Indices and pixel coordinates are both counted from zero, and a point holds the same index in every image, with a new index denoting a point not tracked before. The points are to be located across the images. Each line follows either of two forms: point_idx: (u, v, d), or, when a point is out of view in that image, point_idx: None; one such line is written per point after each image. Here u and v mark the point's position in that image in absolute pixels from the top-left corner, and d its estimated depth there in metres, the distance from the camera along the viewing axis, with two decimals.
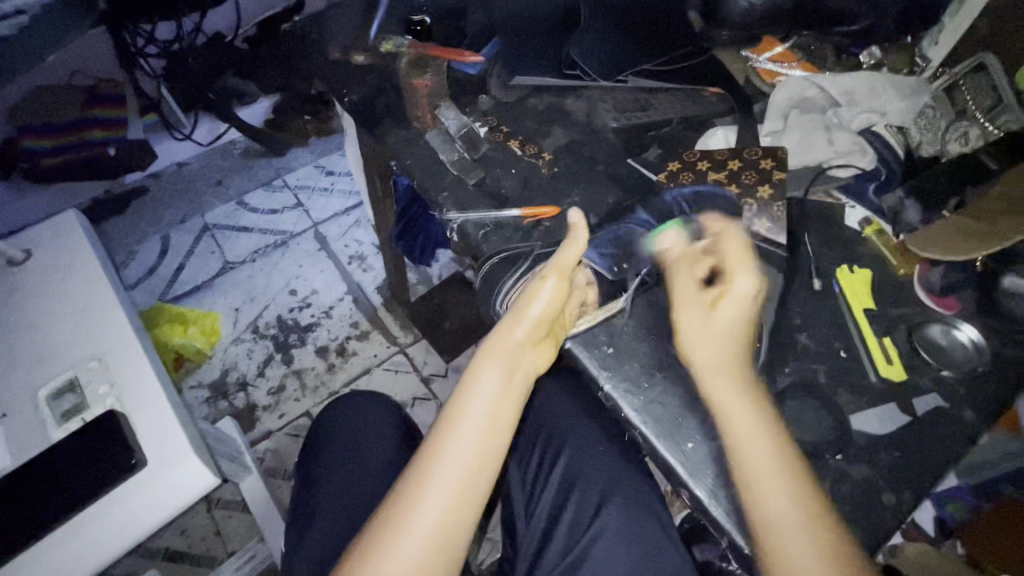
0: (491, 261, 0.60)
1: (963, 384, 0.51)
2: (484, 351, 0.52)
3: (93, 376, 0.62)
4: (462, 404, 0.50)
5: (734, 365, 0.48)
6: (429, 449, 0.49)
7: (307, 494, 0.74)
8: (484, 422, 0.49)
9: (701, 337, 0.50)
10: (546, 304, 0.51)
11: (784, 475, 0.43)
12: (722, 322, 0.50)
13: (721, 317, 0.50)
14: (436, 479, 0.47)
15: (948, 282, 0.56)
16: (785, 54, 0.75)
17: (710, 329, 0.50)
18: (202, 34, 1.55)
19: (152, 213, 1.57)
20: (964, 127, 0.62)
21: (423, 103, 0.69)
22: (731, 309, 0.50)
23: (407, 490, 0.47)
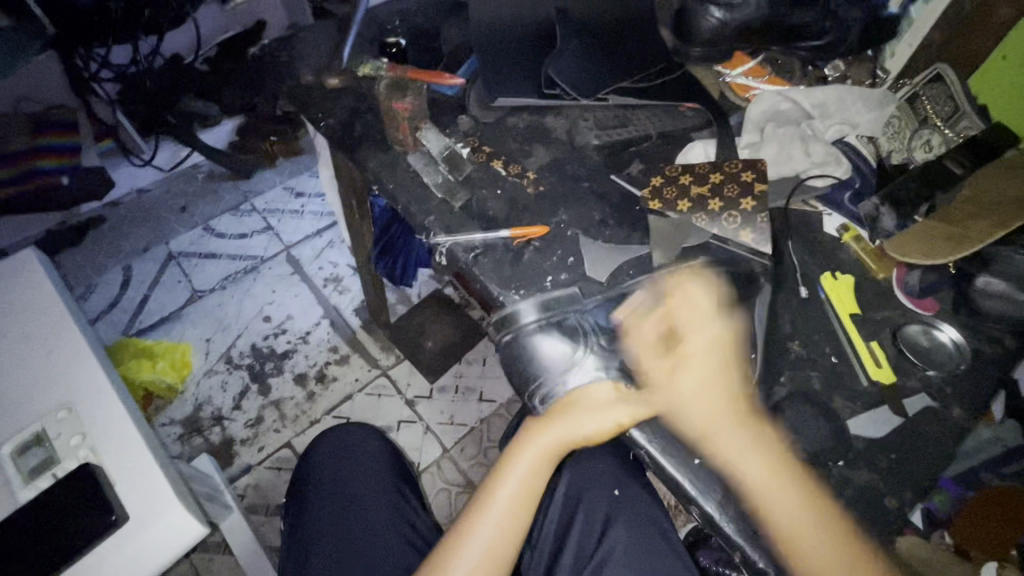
0: (529, 338, 0.49)
1: (948, 382, 0.53)
2: (531, 440, 0.50)
3: (64, 428, 0.58)
4: (500, 476, 0.51)
5: (727, 417, 0.48)
6: (465, 514, 0.51)
7: (299, 535, 0.71)
8: (518, 497, 0.50)
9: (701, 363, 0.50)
10: (602, 429, 0.48)
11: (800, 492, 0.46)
12: (690, 380, 0.49)
13: (696, 366, 0.50)
14: (468, 544, 0.49)
15: (926, 284, 0.58)
16: (756, 68, 0.76)
17: (710, 357, 0.50)
18: (160, 57, 1.49)
19: (112, 244, 1.51)
20: (926, 135, 0.66)
21: (403, 126, 0.68)
22: (693, 368, 0.49)
23: (443, 550, 0.50)
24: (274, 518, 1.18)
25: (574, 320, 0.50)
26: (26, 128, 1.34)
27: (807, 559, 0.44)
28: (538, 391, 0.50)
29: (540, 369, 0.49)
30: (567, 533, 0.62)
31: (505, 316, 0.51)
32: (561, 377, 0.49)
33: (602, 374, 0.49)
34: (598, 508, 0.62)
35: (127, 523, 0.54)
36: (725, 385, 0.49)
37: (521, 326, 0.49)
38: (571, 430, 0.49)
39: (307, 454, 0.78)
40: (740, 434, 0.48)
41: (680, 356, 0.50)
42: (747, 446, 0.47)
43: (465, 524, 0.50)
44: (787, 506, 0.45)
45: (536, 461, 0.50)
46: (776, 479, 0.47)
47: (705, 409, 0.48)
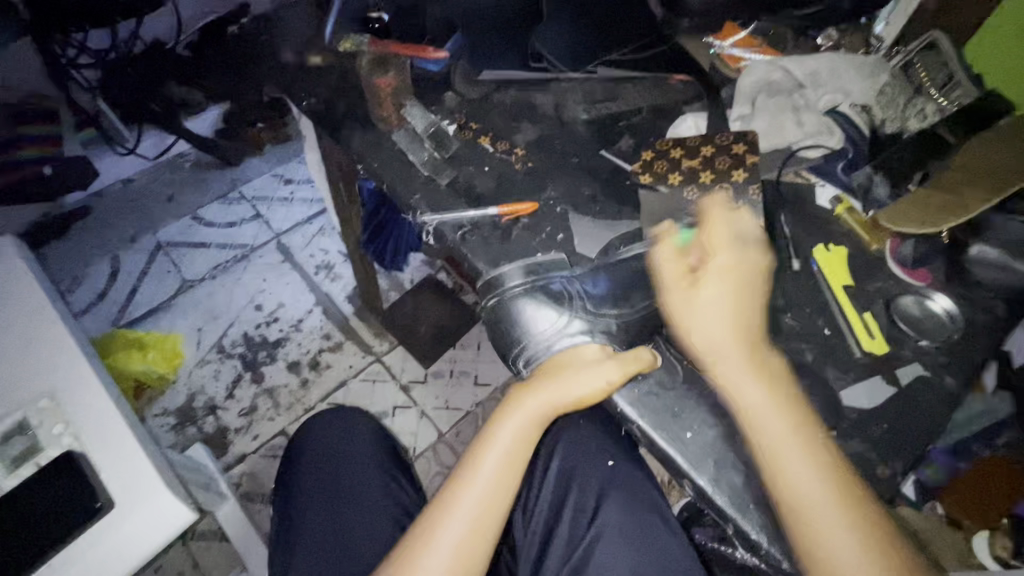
0: (513, 301, 0.51)
1: (942, 351, 0.53)
2: (519, 404, 0.52)
3: (46, 416, 0.57)
4: (489, 441, 0.52)
5: (743, 343, 0.47)
6: (453, 481, 0.52)
7: (287, 519, 0.70)
8: (504, 460, 0.52)
9: (705, 310, 0.48)
10: (593, 389, 0.48)
11: (810, 452, 0.44)
12: (710, 300, 0.48)
13: (722, 283, 0.49)
14: (455, 509, 0.51)
15: (919, 254, 0.57)
16: (748, 40, 0.75)
17: (709, 309, 0.48)
18: (141, 42, 1.43)
19: (99, 236, 1.48)
20: (921, 104, 0.64)
21: (388, 102, 0.67)
22: (717, 284, 0.48)
23: (430, 515, 0.51)
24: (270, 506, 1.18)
25: (557, 282, 0.51)
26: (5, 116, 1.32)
27: (802, 493, 0.43)
28: (522, 353, 0.52)
29: (524, 330, 0.51)
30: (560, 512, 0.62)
31: (490, 280, 0.52)
32: (545, 339, 0.51)
33: (588, 336, 0.50)
34: (591, 486, 0.61)
35: (114, 509, 0.53)
36: (743, 313, 0.48)
37: (502, 292, 0.51)
38: (558, 392, 0.50)
39: (299, 436, 0.78)
40: (746, 362, 0.47)
41: (702, 276, 0.49)
42: (749, 374, 0.46)
43: (453, 490, 0.51)
44: (795, 451, 0.44)
45: (523, 425, 0.52)
46: None
47: (720, 330, 0.47)
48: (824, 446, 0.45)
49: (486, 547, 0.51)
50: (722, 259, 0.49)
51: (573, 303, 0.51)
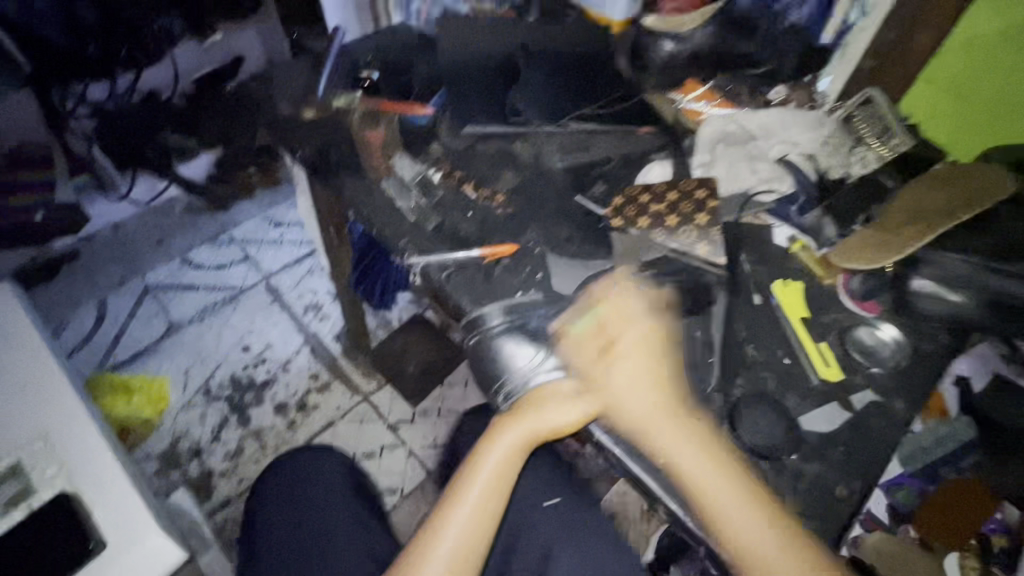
0: (496, 340, 0.55)
1: (891, 378, 0.58)
2: (504, 433, 0.53)
3: (39, 459, 0.58)
4: (473, 470, 0.54)
5: (668, 413, 0.52)
6: (439, 510, 0.54)
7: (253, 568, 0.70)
8: (488, 488, 0.53)
9: (624, 385, 0.53)
10: (570, 421, 0.52)
11: (743, 501, 0.48)
12: (625, 380, 0.53)
13: (639, 358, 0.54)
14: (440, 538, 0.52)
15: (868, 287, 0.62)
16: (706, 94, 0.81)
17: (633, 381, 0.53)
18: (138, 92, 1.41)
19: (89, 279, 1.53)
20: (863, 152, 0.72)
21: (378, 155, 0.73)
22: (622, 367, 0.53)
23: (415, 544, 0.53)
24: None
25: (537, 323, 0.56)
26: None
27: (741, 540, 0.47)
28: (503, 386, 0.55)
29: (506, 367, 0.54)
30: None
31: (472, 320, 0.57)
32: (525, 375, 0.54)
33: (564, 373, 0.54)
34: None
35: (106, 550, 0.54)
36: (663, 390, 0.53)
37: (488, 332, 0.55)
38: (537, 424, 0.52)
39: (264, 476, 0.78)
40: (686, 430, 0.51)
41: (614, 354, 0.54)
42: (686, 441, 0.50)
43: (438, 519, 0.53)
44: (729, 500, 0.48)
45: (507, 453, 0.53)
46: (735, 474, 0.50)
47: (641, 407, 0.52)
48: (752, 485, 0.49)
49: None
50: (636, 330, 0.55)
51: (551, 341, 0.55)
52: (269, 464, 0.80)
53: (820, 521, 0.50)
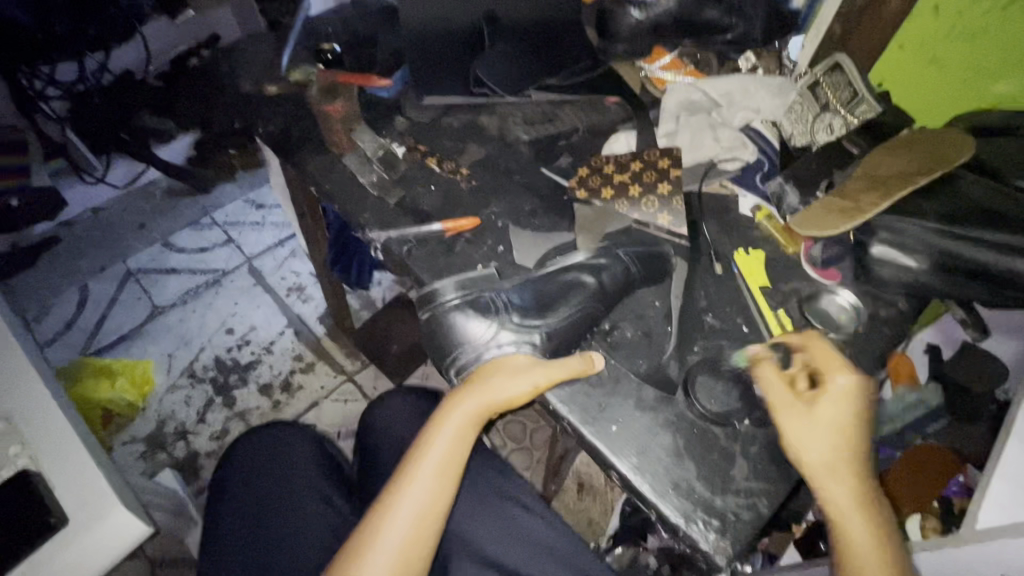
0: (446, 315, 0.54)
1: (848, 343, 0.58)
2: (455, 405, 0.53)
3: (1, 439, 0.58)
4: (427, 443, 0.53)
5: (847, 470, 0.47)
6: (392, 484, 0.52)
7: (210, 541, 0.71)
8: (441, 462, 0.52)
9: (809, 437, 0.47)
10: (521, 392, 0.51)
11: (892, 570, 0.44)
12: (836, 428, 0.47)
13: (824, 414, 0.48)
14: (395, 511, 0.50)
15: (827, 256, 0.63)
16: (674, 62, 0.81)
17: (819, 433, 0.47)
18: (110, 73, 1.37)
19: (68, 264, 1.50)
20: (828, 119, 0.69)
21: (337, 129, 0.72)
22: (834, 407, 0.48)
23: (370, 519, 0.51)
24: None
25: (487, 298, 0.55)
26: None
27: None
28: (453, 362, 0.55)
29: (458, 341, 0.54)
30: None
31: (426, 294, 0.55)
32: (474, 350, 0.54)
33: (515, 347, 0.54)
34: None
35: (68, 526, 0.55)
36: (854, 432, 0.48)
37: (439, 304, 0.54)
38: (487, 396, 0.52)
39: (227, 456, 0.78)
40: (850, 479, 0.46)
41: (823, 396, 0.49)
42: (847, 490, 0.46)
43: (392, 493, 0.51)
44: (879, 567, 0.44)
45: (460, 424, 0.52)
46: (686, 439, 0.51)
47: (827, 452, 0.47)
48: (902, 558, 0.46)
49: (425, 551, 0.51)
50: (844, 382, 0.49)
51: (503, 315, 0.54)
52: (235, 442, 0.80)
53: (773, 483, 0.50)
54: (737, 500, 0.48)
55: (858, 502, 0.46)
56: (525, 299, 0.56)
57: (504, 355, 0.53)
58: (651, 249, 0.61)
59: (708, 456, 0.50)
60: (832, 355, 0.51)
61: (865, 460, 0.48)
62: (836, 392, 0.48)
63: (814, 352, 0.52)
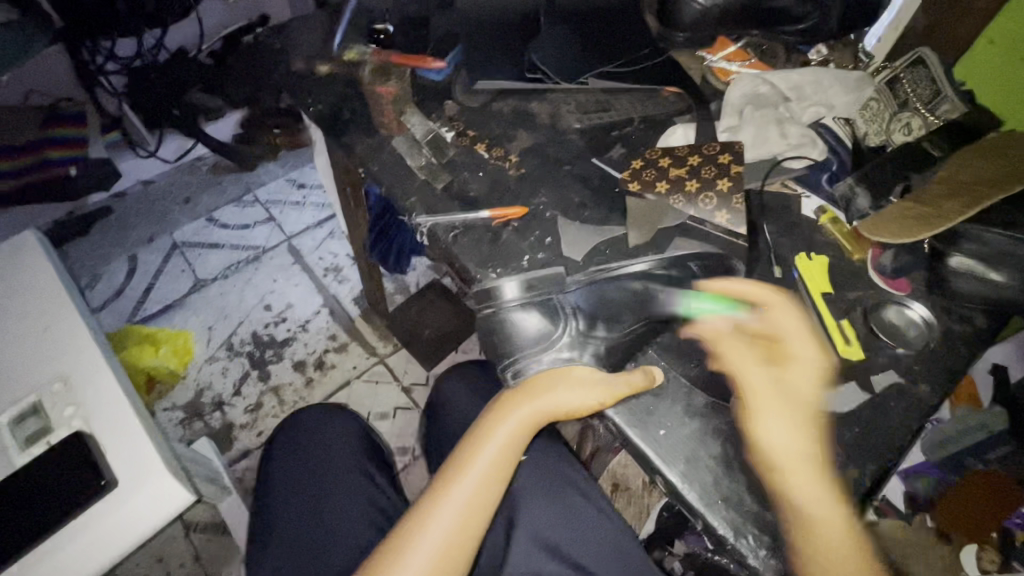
0: (508, 313, 0.52)
1: (917, 359, 0.54)
2: (513, 407, 0.52)
3: (57, 399, 0.60)
4: (478, 446, 0.52)
5: (812, 444, 0.48)
6: (439, 480, 0.52)
7: (262, 514, 0.72)
8: (490, 465, 0.51)
9: (772, 409, 0.49)
10: (583, 404, 0.49)
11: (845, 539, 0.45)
12: (795, 398, 0.49)
13: (795, 386, 0.50)
14: (440, 508, 0.50)
15: (900, 264, 0.59)
16: (739, 53, 0.78)
17: (779, 404, 0.49)
18: (164, 50, 1.52)
19: (118, 234, 1.54)
20: (906, 118, 0.66)
21: (388, 111, 0.71)
22: (797, 398, 0.49)
23: (416, 512, 0.51)
24: None
25: (554, 301, 0.53)
26: (36, 120, 1.38)
27: None
28: (511, 363, 0.52)
29: (517, 343, 0.52)
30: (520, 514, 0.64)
31: (488, 290, 0.54)
32: (534, 353, 0.52)
33: (576, 357, 0.51)
34: None
35: (117, 489, 0.56)
36: (813, 425, 0.49)
37: (500, 305, 0.52)
38: (543, 402, 0.51)
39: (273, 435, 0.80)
40: (818, 472, 0.46)
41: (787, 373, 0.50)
42: (816, 484, 0.46)
43: (442, 486, 0.51)
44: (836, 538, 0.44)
45: (513, 429, 0.51)
46: (738, 449, 0.49)
47: (790, 427, 0.48)
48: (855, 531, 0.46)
49: (465, 553, 0.50)
50: (810, 357, 0.51)
51: (568, 322, 0.52)
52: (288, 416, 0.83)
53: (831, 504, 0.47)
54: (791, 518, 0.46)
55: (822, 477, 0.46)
56: (592, 305, 0.53)
57: (564, 365, 0.51)
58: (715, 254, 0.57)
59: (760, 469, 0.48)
60: (801, 330, 0.53)
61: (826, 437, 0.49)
62: (795, 364, 0.51)
63: (780, 340, 0.52)
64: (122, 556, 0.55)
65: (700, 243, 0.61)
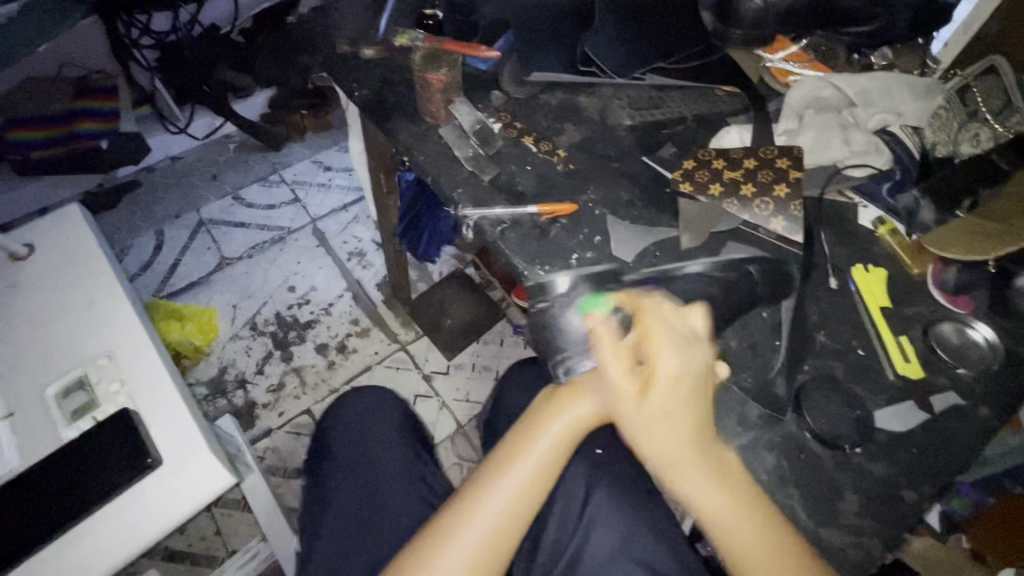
0: (561, 308, 0.54)
1: (978, 381, 0.53)
2: (569, 404, 0.50)
3: (104, 373, 0.61)
4: (531, 440, 0.49)
5: (696, 453, 0.44)
6: (488, 469, 0.49)
7: (316, 496, 0.72)
8: (541, 462, 0.49)
9: (648, 424, 0.44)
10: None
11: (765, 549, 0.43)
12: (654, 412, 0.44)
13: (668, 396, 0.44)
14: (490, 496, 0.47)
15: (962, 281, 0.58)
16: (799, 54, 0.76)
17: (653, 421, 0.44)
18: (199, 26, 1.53)
19: (146, 209, 1.55)
20: (975, 128, 0.63)
21: (436, 99, 0.67)
22: (662, 396, 0.44)
23: (463, 499, 0.48)
24: (290, 482, 1.22)
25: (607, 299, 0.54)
26: (69, 91, 1.41)
27: None
28: (562, 360, 0.53)
29: (569, 338, 0.52)
30: (554, 516, 0.62)
31: (541, 288, 0.57)
32: (586, 349, 0.52)
33: None
34: (585, 477, 0.63)
35: (162, 467, 0.57)
36: (695, 421, 0.44)
37: (551, 300, 0.55)
38: (599, 401, 0.49)
39: (325, 419, 0.80)
40: (701, 468, 0.44)
41: (649, 383, 0.44)
42: (708, 482, 0.44)
43: (490, 476, 0.48)
44: (754, 545, 0.43)
45: (568, 426, 0.49)
46: (791, 464, 0.48)
47: (666, 442, 0.44)
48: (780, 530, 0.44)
49: (509, 550, 0.47)
50: (669, 362, 0.44)
51: None
52: (332, 403, 0.82)
53: (885, 525, 0.46)
54: (845, 537, 0.46)
55: (717, 484, 0.44)
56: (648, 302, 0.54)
57: None
58: (769, 268, 0.56)
59: (814, 485, 0.48)
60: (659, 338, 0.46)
61: (712, 440, 0.45)
62: (656, 370, 0.44)
63: (643, 323, 0.47)
64: (162, 533, 0.56)
65: (761, 250, 0.58)
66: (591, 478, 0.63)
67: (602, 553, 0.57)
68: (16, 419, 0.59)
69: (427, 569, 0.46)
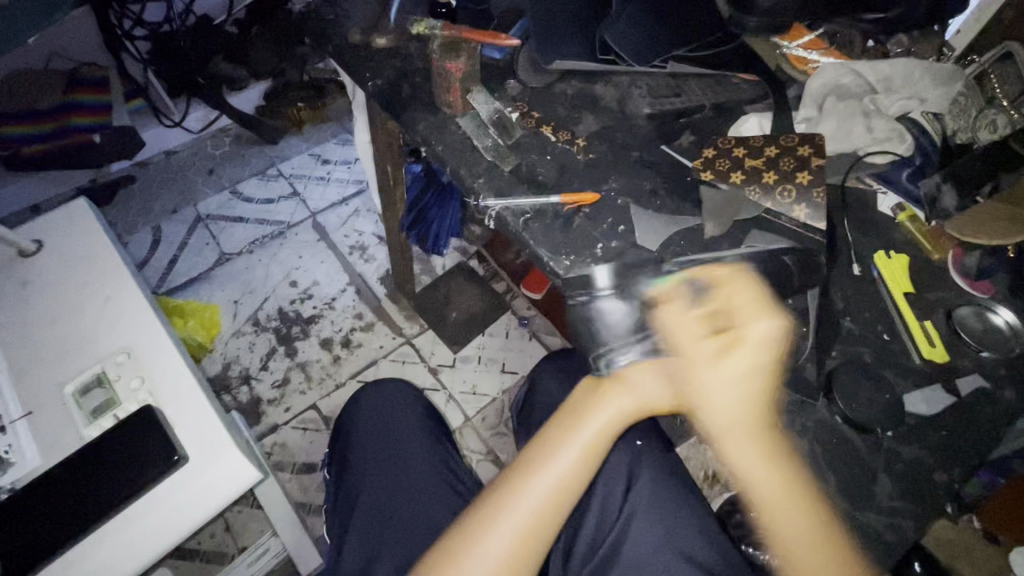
0: (600, 301, 0.52)
1: (1003, 364, 0.53)
2: (612, 395, 0.50)
3: (123, 371, 0.60)
4: (573, 428, 0.50)
5: (755, 426, 0.46)
6: (529, 455, 0.50)
7: (346, 488, 0.72)
8: (584, 450, 0.49)
9: (720, 387, 0.47)
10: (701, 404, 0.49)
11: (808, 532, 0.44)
12: (735, 379, 0.46)
13: (751, 364, 0.46)
14: (532, 482, 0.48)
15: (982, 267, 0.59)
16: (814, 42, 0.77)
17: (725, 388, 0.47)
18: (192, 16, 1.53)
19: (141, 204, 1.51)
20: (990, 116, 0.63)
21: (455, 87, 0.66)
22: (745, 360, 0.46)
23: (502, 487, 0.48)
24: (299, 478, 1.21)
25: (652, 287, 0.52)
26: (58, 85, 1.37)
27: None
28: (603, 355, 0.51)
29: (608, 333, 0.52)
30: (587, 506, 0.64)
31: (581, 279, 0.55)
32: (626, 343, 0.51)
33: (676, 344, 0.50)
34: (618, 467, 0.64)
35: (188, 464, 0.56)
36: (765, 393, 0.47)
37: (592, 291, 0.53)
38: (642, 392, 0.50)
39: (347, 411, 0.80)
40: (756, 446, 0.46)
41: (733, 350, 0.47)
42: (759, 457, 0.46)
43: (531, 463, 0.49)
44: (798, 524, 0.44)
45: (612, 416, 0.50)
46: (824, 448, 0.49)
47: (738, 408, 0.46)
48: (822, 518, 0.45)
49: (550, 538, 0.47)
50: (759, 330, 0.46)
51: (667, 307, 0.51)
52: (354, 395, 0.81)
53: (918, 505, 0.47)
54: (880, 518, 0.47)
55: (765, 456, 0.46)
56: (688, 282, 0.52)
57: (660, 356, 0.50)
58: (799, 252, 0.56)
59: (848, 469, 0.49)
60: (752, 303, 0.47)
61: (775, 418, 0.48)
62: (748, 333, 0.46)
63: (722, 294, 0.48)
64: (191, 531, 0.55)
65: (787, 241, 0.58)
66: (623, 469, 0.64)
67: (640, 542, 0.58)
68: (34, 418, 0.57)
69: (471, 554, 0.46)
